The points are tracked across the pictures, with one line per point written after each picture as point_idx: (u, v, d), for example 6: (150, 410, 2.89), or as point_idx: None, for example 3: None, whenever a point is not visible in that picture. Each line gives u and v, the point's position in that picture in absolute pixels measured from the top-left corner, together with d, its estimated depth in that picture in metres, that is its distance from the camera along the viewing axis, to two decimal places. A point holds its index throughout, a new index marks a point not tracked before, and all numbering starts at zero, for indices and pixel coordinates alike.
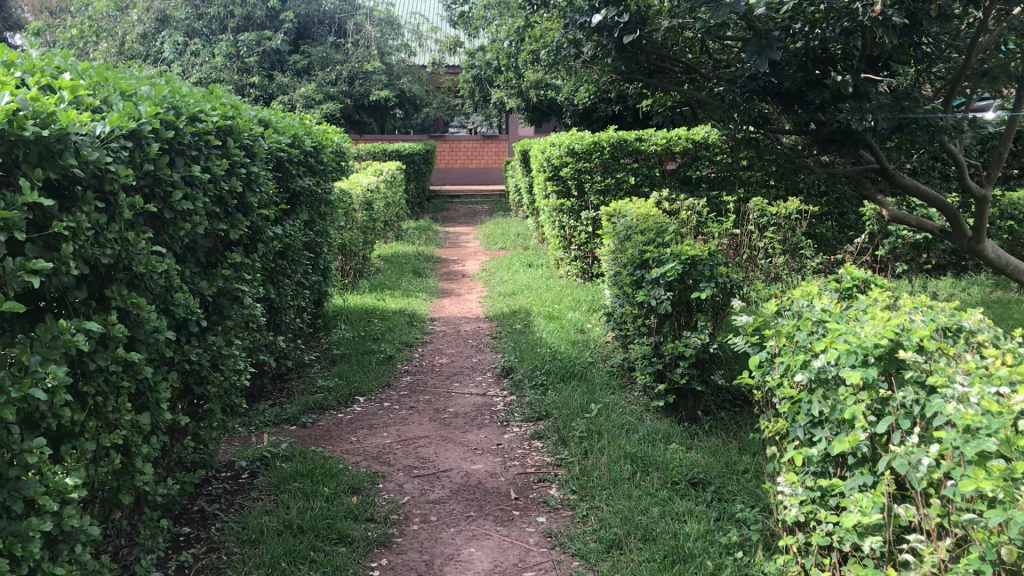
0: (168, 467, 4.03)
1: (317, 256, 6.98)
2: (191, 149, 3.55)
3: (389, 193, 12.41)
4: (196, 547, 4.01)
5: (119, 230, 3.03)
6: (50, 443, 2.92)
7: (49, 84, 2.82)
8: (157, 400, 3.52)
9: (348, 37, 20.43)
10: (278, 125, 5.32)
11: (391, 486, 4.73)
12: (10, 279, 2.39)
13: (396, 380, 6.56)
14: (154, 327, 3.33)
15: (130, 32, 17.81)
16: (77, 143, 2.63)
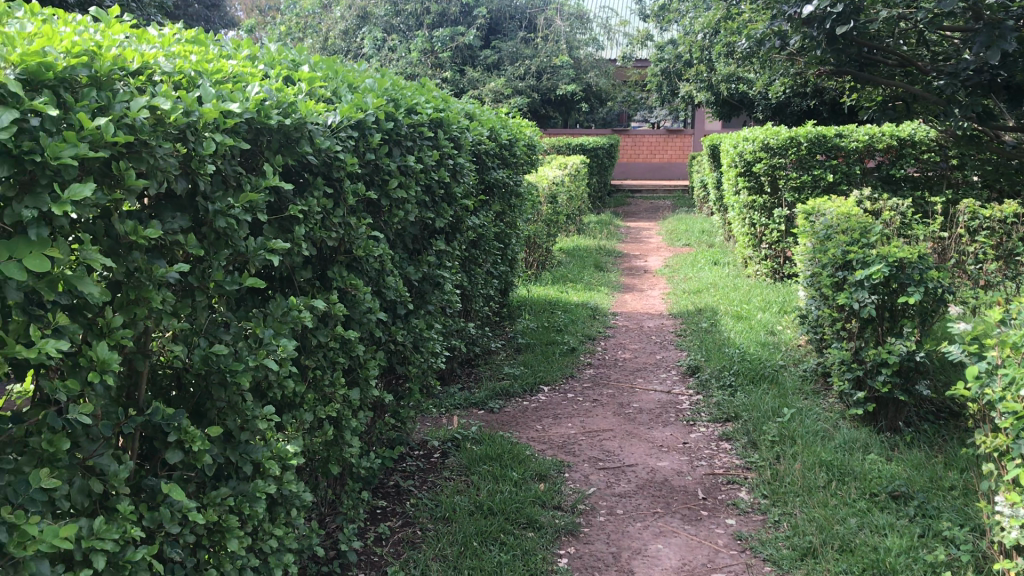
0: (370, 441, 4.23)
1: (506, 247, 7.10)
2: (407, 140, 3.72)
3: (574, 187, 12.47)
4: (393, 521, 4.19)
5: (342, 214, 3.22)
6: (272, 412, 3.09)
7: (287, 76, 3.03)
8: (366, 377, 3.71)
9: (538, 32, 20.67)
10: (480, 118, 5.47)
11: (577, 476, 4.77)
12: (253, 257, 2.61)
13: (580, 372, 6.60)
14: (368, 308, 3.50)
15: (333, 29, 18.69)
16: (313, 131, 2.82)
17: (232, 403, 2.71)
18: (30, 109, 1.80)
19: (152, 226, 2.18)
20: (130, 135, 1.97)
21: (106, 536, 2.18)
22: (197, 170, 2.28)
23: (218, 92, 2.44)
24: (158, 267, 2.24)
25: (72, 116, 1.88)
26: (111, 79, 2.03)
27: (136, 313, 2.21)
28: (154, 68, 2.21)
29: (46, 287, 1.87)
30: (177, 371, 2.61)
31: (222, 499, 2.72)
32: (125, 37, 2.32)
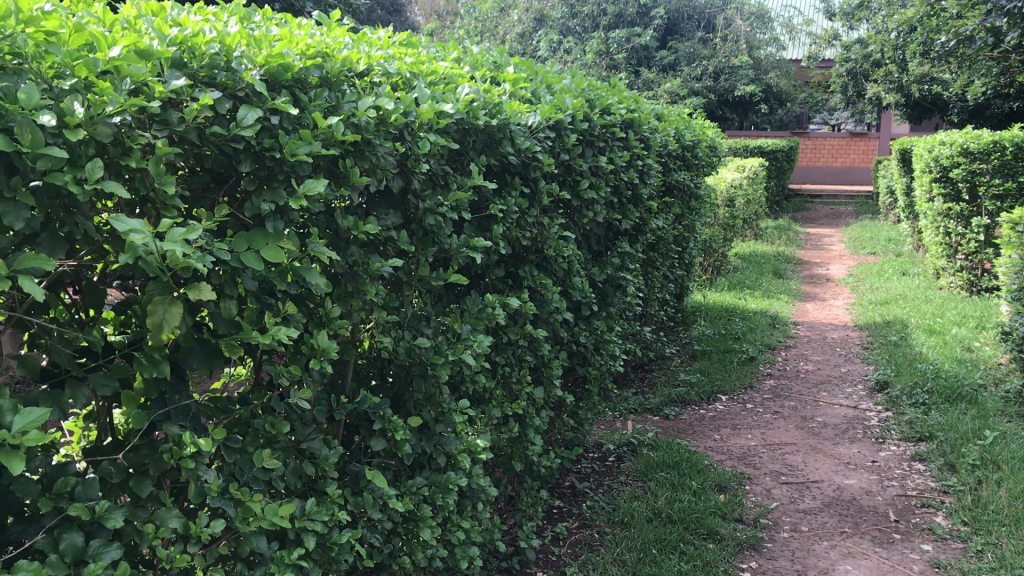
0: (549, 441, 4.25)
1: (683, 250, 6.98)
2: (600, 140, 3.71)
3: (751, 190, 12.13)
4: (570, 522, 4.19)
5: (536, 214, 3.24)
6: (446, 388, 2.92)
7: (491, 77, 3.10)
8: (551, 376, 3.72)
9: (717, 32, 20.28)
10: (667, 119, 5.41)
11: (758, 489, 4.62)
12: (456, 253, 2.67)
13: (759, 383, 6.40)
14: (557, 308, 3.51)
15: (511, 31, 18.94)
16: (515, 132, 2.87)
17: (431, 395, 2.78)
18: (271, 107, 1.91)
19: (369, 221, 2.27)
20: (357, 134, 2.07)
21: (317, 517, 2.28)
22: (412, 169, 2.36)
23: (432, 93, 2.52)
24: (372, 261, 2.33)
25: (307, 115, 1.98)
26: (339, 80, 2.13)
27: (352, 304, 2.30)
28: (376, 69, 2.30)
29: (277, 276, 1.98)
30: (380, 362, 2.71)
31: (418, 488, 2.79)
32: (348, 40, 2.43)
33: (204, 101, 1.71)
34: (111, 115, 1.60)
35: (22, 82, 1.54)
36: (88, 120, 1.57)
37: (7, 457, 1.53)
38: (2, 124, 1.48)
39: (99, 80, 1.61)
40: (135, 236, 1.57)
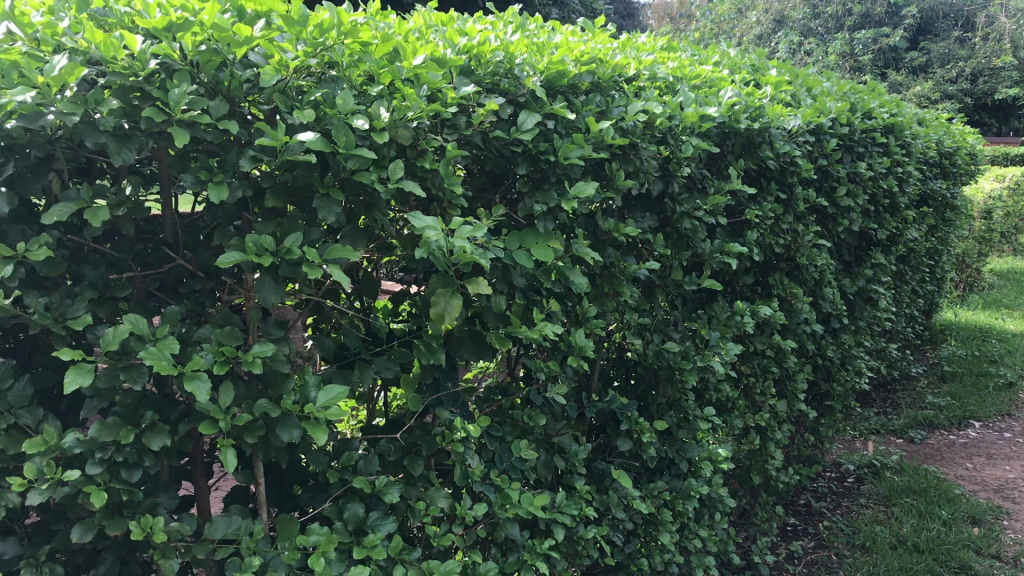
0: (786, 456, 4.12)
1: (935, 264, 6.56)
2: (859, 146, 3.57)
3: (1011, 203, 11.20)
4: (805, 541, 4.05)
5: (790, 221, 3.16)
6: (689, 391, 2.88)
7: (750, 80, 3.06)
8: (794, 388, 3.60)
9: (976, 31, 18.84)
10: (927, 124, 5.11)
11: (1018, 525, 4.25)
12: (710, 258, 2.64)
13: (1019, 411, 5.89)
14: (806, 318, 3.40)
15: (748, 33, 18.58)
16: (774, 135, 2.82)
17: (676, 400, 2.77)
18: (548, 112, 1.99)
19: (630, 224, 2.30)
20: (625, 137, 2.11)
21: (566, 511, 2.32)
22: (673, 172, 2.37)
23: (695, 96, 2.53)
24: (629, 263, 2.36)
25: (580, 119, 2.04)
26: (610, 85, 2.18)
27: (607, 304, 2.35)
28: (644, 74, 2.33)
29: (543, 274, 2.06)
30: (628, 363, 2.72)
31: (659, 492, 2.77)
32: (616, 45, 2.49)
33: (491, 106, 1.81)
34: (411, 119, 1.74)
35: (338, 89, 1.70)
36: (391, 124, 1.71)
37: (313, 428, 1.70)
38: (322, 127, 1.66)
39: (404, 86, 1.74)
40: (430, 232, 1.70)
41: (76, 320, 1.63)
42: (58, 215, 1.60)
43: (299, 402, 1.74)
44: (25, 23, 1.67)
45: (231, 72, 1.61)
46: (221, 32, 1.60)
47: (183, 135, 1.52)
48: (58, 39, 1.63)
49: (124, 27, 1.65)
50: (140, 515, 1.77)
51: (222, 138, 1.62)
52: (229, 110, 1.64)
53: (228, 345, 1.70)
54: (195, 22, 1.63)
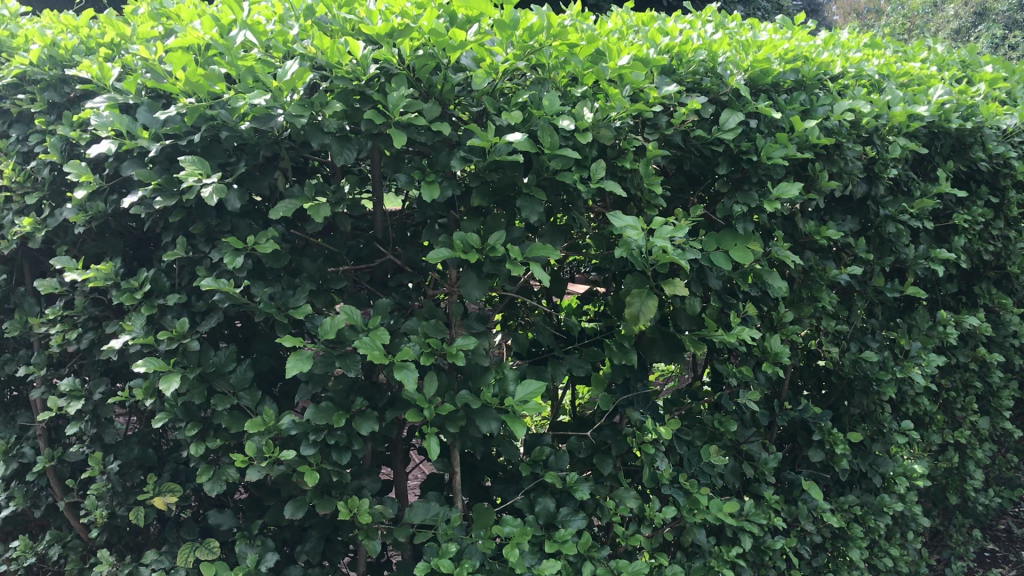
0: (986, 477, 3.86)
1: None
2: None
3: None
4: (1005, 570, 3.78)
5: (1001, 227, 2.96)
6: (885, 404, 2.75)
7: (961, 77, 2.91)
8: (1000, 405, 3.37)
9: None
10: None
11: None
12: (913, 265, 2.52)
13: None
14: (1016, 330, 3.17)
15: (946, 28, 17.56)
16: (987, 136, 2.67)
17: (870, 412, 2.65)
18: (752, 111, 1.97)
19: (831, 227, 2.23)
20: (830, 137, 2.05)
21: (754, 520, 2.27)
22: (879, 173, 2.28)
23: (903, 94, 2.44)
24: (828, 267, 2.29)
25: (784, 119, 2.00)
26: (815, 83, 2.13)
27: (804, 310, 2.28)
28: (851, 72, 2.26)
29: (740, 278, 2.02)
30: (820, 370, 2.64)
31: (850, 506, 2.64)
32: (819, 43, 2.43)
33: (693, 106, 1.81)
34: (614, 119, 1.77)
35: (545, 90, 1.76)
36: (594, 124, 1.74)
37: (512, 422, 1.74)
38: (529, 128, 1.71)
39: (608, 86, 1.77)
40: (630, 232, 1.70)
41: (297, 309, 1.77)
42: (284, 212, 1.73)
43: (498, 395, 1.82)
44: (260, 32, 1.82)
45: (444, 76, 1.71)
46: (438, 37, 1.69)
47: (400, 137, 1.63)
48: (289, 46, 1.77)
49: (346, 32, 1.77)
50: (346, 496, 1.88)
51: (434, 139, 1.73)
52: (441, 113, 1.74)
53: (434, 337, 1.80)
54: (415, 28, 1.73)
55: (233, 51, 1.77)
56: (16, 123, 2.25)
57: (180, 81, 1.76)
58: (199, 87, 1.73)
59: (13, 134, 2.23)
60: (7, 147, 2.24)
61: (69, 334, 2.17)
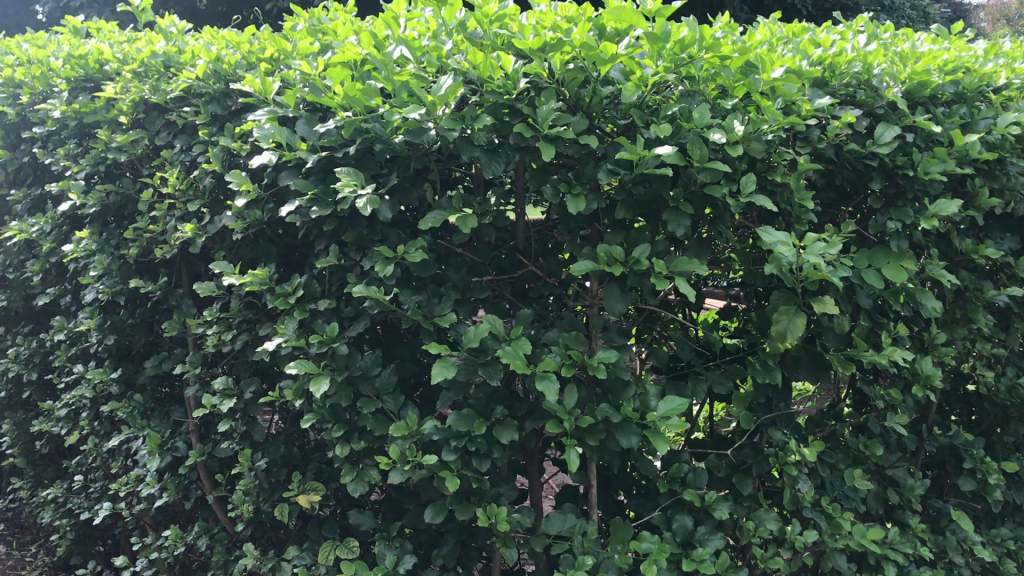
0: None
1: None
2: None
3: None
4: None
5: None
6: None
7: None
8: None
9: None
10: None
11: None
12: None
13: None
14: None
15: None
16: None
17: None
18: (909, 124, 1.90)
19: (990, 245, 2.12)
20: (992, 151, 1.96)
21: (899, 548, 2.15)
22: None
23: None
24: (985, 287, 2.18)
25: (943, 132, 1.92)
26: (976, 96, 2.04)
27: (957, 332, 2.18)
28: (1016, 84, 2.16)
29: (890, 296, 1.96)
30: (972, 395, 2.50)
31: (1002, 540, 2.47)
32: (980, 53, 2.34)
33: (847, 119, 1.77)
34: (766, 132, 1.74)
35: (695, 102, 1.75)
36: (744, 137, 1.72)
37: (654, 438, 1.74)
38: (678, 140, 1.71)
39: (760, 98, 1.74)
40: (781, 248, 1.68)
41: (442, 317, 1.81)
42: (432, 222, 1.78)
43: (639, 410, 1.81)
44: (415, 47, 1.88)
45: (593, 89, 1.73)
46: (589, 50, 1.71)
47: (549, 150, 1.66)
48: (442, 61, 1.83)
49: (498, 47, 1.82)
50: (485, 503, 1.90)
51: (582, 152, 1.75)
52: (588, 126, 1.76)
53: (576, 349, 1.80)
54: (567, 42, 1.76)
55: (389, 66, 1.85)
56: (182, 135, 2.41)
57: (339, 96, 1.85)
58: (356, 101, 1.81)
59: (179, 145, 2.40)
60: (173, 157, 2.39)
61: (225, 335, 2.29)
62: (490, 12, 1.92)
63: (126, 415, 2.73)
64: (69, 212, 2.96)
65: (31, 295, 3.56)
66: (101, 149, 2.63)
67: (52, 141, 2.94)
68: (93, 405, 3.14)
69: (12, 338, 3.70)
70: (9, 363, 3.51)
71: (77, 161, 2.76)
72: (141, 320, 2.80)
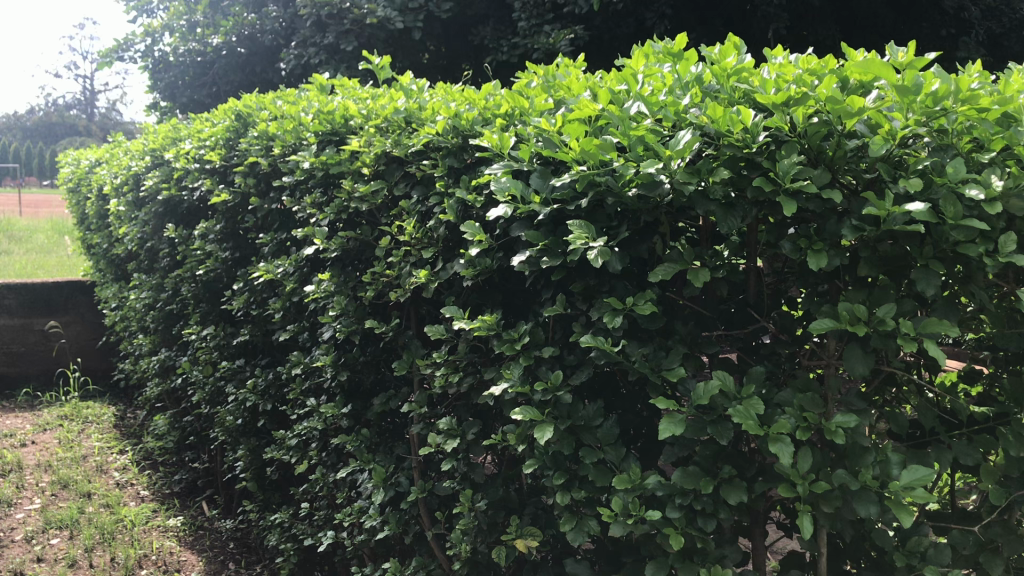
0: None
1: None
2: None
3: None
4: None
5: None
6: None
7: None
8: None
9: None
10: None
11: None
12: None
13: None
14: None
15: None
16: None
17: None
18: None
19: None
20: None
21: None
22: None
23: None
24: None
25: None
26: None
27: None
28: None
29: None
30: None
31: None
32: None
33: None
34: None
35: (949, 157, 1.68)
36: (1004, 193, 1.63)
37: (897, 509, 1.67)
38: (929, 196, 1.64)
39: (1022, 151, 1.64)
40: None
41: (670, 371, 1.80)
42: (665, 274, 1.79)
43: (879, 478, 1.73)
44: (652, 102, 1.93)
45: (837, 142, 1.69)
46: (834, 104, 1.69)
47: (790, 205, 1.63)
48: (680, 115, 1.86)
49: (736, 102, 1.85)
50: (708, 564, 1.86)
51: (823, 207, 1.71)
52: (830, 181, 1.72)
53: (811, 412, 1.75)
54: (811, 96, 1.75)
55: (626, 121, 1.89)
56: (418, 187, 2.56)
57: (575, 150, 1.91)
58: (592, 155, 1.86)
59: (416, 196, 2.55)
60: (410, 207, 2.54)
61: (452, 377, 2.38)
62: (727, 67, 1.97)
63: (354, 448, 2.88)
64: (311, 255, 3.20)
65: (271, 331, 3.85)
66: (345, 199, 2.84)
67: (299, 191, 3.20)
68: (321, 437, 3.33)
69: (251, 369, 4.00)
70: (249, 392, 3.79)
71: (323, 209, 2.99)
72: (371, 359, 2.96)
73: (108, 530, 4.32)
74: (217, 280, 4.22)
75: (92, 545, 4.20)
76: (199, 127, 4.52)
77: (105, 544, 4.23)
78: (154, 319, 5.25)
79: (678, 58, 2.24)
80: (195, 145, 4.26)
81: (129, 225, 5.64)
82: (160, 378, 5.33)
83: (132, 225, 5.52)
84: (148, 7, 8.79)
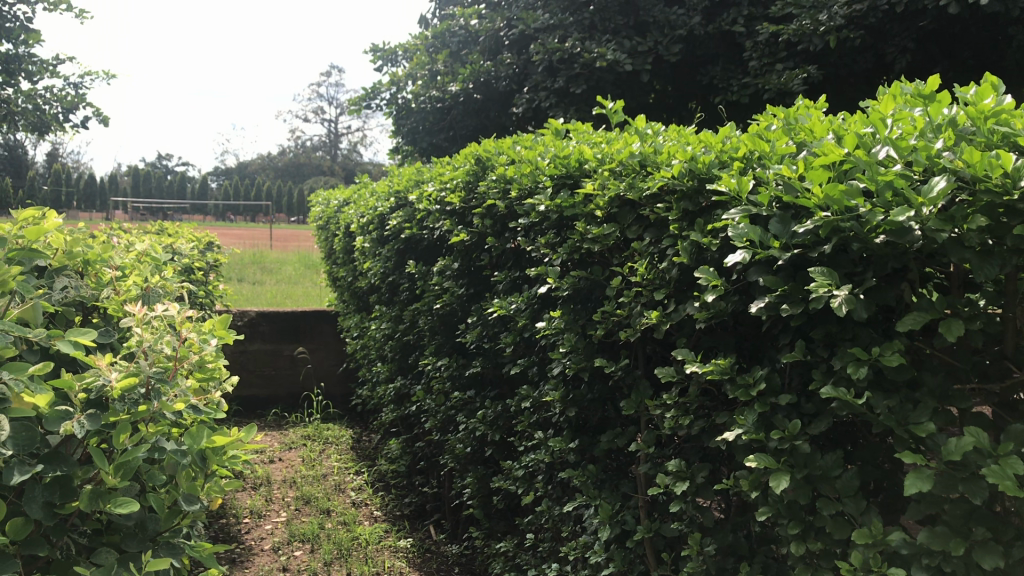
0: None
1: None
2: None
3: None
4: None
5: None
6: None
7: None
8: None
9: None
10: None
11: None
12: None
13: None
14: None
15: None
16: None
17: None
18: None
19: None
20: None
21: None
22: None
23: None
24: None
25: None
26: None
27: None
28: None
29: None
30: None
31: None
32: None
33: None
34: None
35: None
36: None
37: None
38: None
39: None
40: None
41: (918, 426, 1.73)
42: (913, 323, 1.74)
43: None
44: (903, 146, 1.89)
45: None
46: None
47: None
48: (932, 160, 1.80)
49: (994, 146, 1.77)
50: None
51: None
52: None
53: None
54: None
55: (874, 167, 1.86)
56: (652, 230, 2.62)
57: (818, 196, 1.90)
58: (837, 202, 1.85)
59: (649, 238, 2.60)
60: (643, 249, 2.59)
61: (683, 419, 2.39)
62: (984, 108, 1.89)
63: (582, 483, 2.94)
64: (543, 293, 3.31)
65: (501, 363, 4.00)
66: (578, 240, 2.94)
67: (533, 231, 3.34)
68: (548, 470, 3.41)
69: (481, 400, 4.16)
70: (479, 423, 3.95)
71: (556, 250, 3.11)
72: (599, 397, 3.02)
73: (345, 546, 4.62)
74: (452, 314, 4.45)
75: (331, 559, 4.50)
76: (440, 170, 4.81)
77: (342, 559, 4.52)
78: (393, 349, 5.58)
79: (931, 99, 2.17)
80: (436, 188, 4.54)
81: (373, 260, 6.06)
82: (395, 405, 5.66)
83: (376, 261, 5.92)
84: (392, 57, 9.45)
